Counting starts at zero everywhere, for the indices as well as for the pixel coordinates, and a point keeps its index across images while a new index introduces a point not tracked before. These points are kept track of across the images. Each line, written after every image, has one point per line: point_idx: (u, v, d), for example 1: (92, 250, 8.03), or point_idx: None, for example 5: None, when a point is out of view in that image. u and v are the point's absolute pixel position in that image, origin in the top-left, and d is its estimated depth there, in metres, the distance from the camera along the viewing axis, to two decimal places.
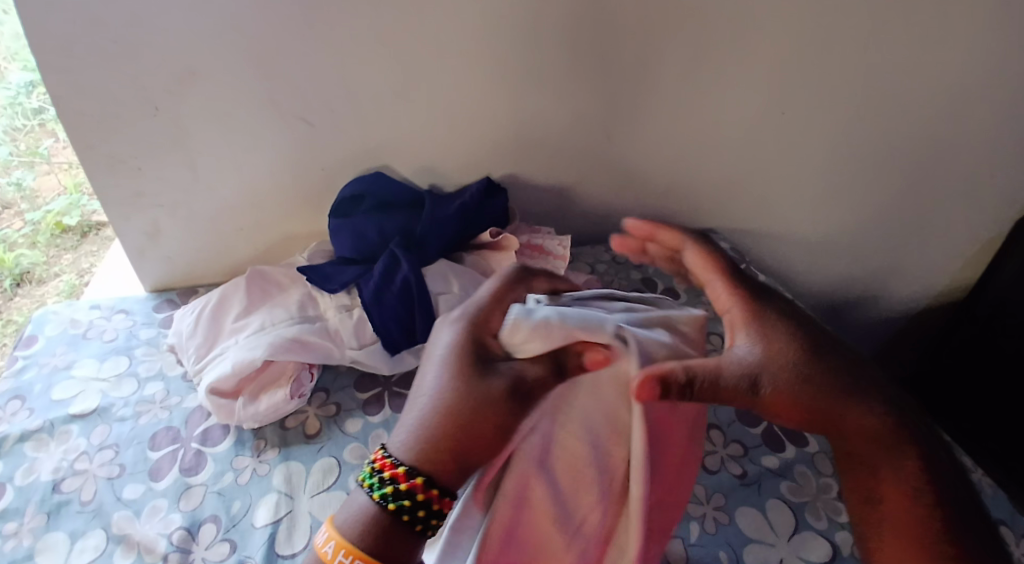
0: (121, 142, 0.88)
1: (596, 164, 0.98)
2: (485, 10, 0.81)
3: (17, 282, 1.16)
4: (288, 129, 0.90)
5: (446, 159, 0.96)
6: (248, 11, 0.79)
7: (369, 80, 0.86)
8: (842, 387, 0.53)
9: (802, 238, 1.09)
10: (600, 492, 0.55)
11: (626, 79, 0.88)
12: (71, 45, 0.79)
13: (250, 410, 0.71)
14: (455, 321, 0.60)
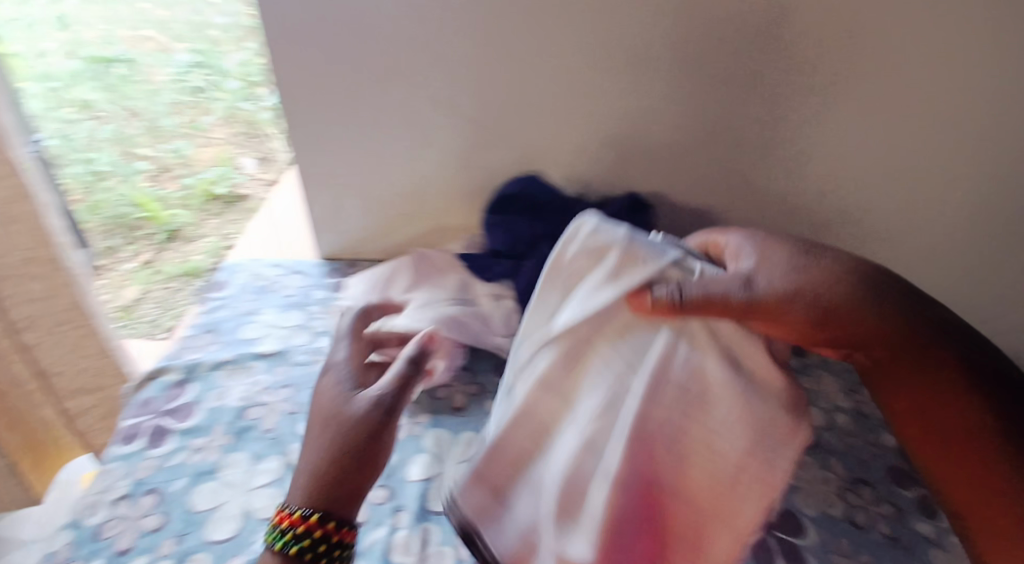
0: (317, 122, 0.98)
1: (749, 198, 0.96)
2: (658, 29, 0.84)
3: None
4: (460, 127, 0.97)
5: (601, 171, 0.99)
6: (444, 13, 0.87)
7: (540, 87, 0.92)
8: (867, 301, 0.60)
9: (975, 306, 0.99)
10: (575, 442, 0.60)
11: (792, 112, 0.87)
12: (297, 38, 0.91)
13: None
14: (336, 362, 0.71)
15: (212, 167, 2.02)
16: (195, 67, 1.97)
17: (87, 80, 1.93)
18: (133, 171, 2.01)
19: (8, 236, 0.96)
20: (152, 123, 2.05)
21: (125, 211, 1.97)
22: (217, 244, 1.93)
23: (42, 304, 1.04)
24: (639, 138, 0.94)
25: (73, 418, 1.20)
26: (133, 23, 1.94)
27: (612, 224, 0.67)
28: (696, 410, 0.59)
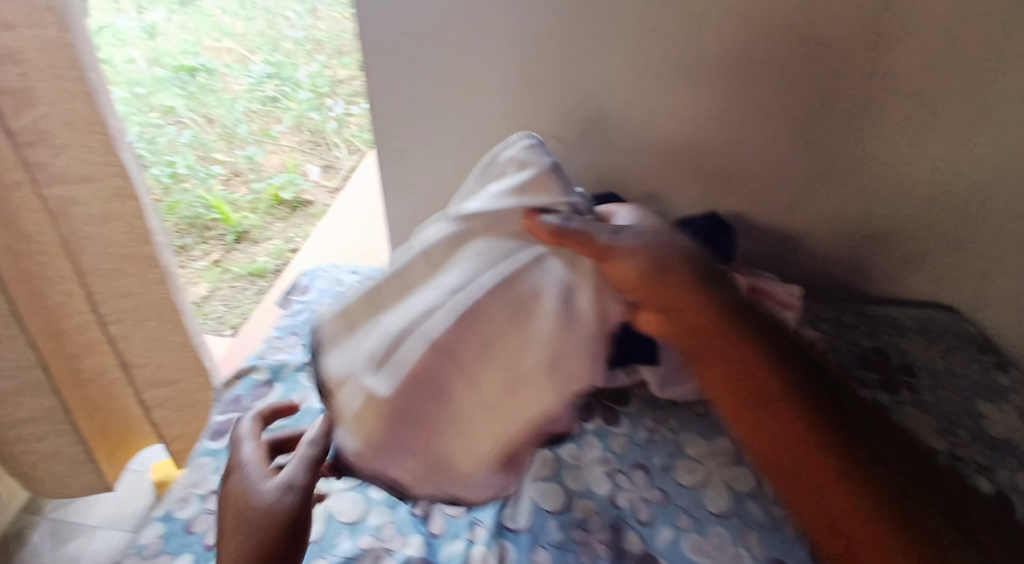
0: (404, 133, 0.99)
1: (828, 223, 0.95)
2: (757, 56, 0.81)
3: (237, 238, 1.87)
4: (543, 146, 0.97)
5: (682, 191, 0.97)
6: (535, 34, 0.85)
7: (627, 109, 0.90)
8: (711, 292, 0.66)
9: None
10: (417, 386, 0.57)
11: (888, 141, 0.84)
12: (391, 53, 0.91)
13: None
14: (248, 436, 0.72)
15: (280, 173, 2.04)
16: (269, 78, 2.29)
17: (170, 86, 2.21)
18: (208, 175, 2.02)
19: (102, 232, 0.94)
20: (228, 132, 2.15)
21: (199, 211, 1.93)
22: (282, 247, 1.85)
23: (136, 299, 1.03)
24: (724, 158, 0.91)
25: (151, 408, 1.16)
26: (216, 38, 2.38)
27: (526, 144, 0.72)
28: (517, 315, 0.60)
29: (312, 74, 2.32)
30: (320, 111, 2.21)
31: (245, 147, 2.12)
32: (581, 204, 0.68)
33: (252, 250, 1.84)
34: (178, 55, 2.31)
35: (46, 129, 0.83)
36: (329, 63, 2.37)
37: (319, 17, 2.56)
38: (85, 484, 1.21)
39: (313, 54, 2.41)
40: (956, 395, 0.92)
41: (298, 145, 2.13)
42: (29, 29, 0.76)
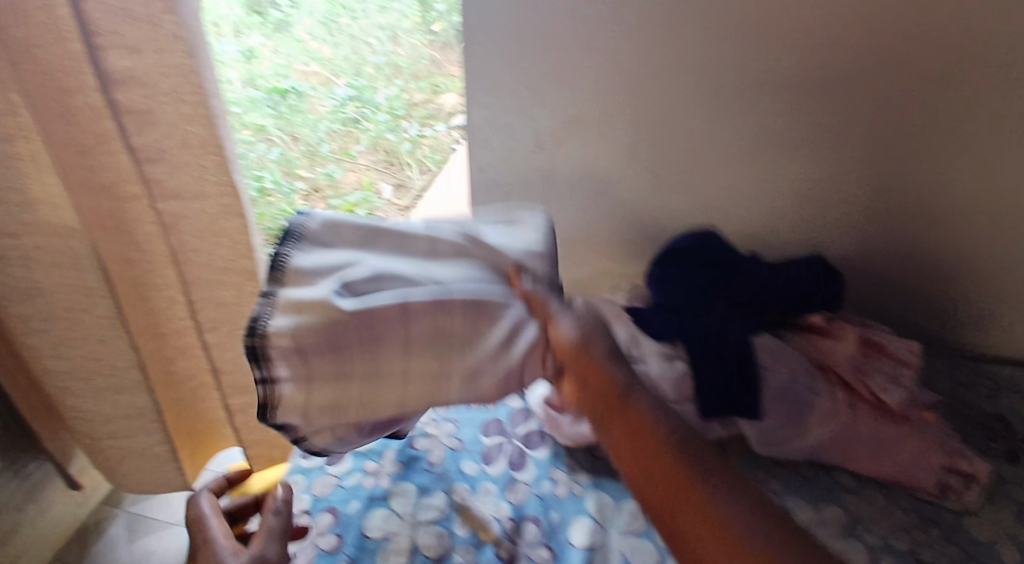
0: (500, 167, 0.99)
1: (924, 265, 0.95)
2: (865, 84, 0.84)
3: None
4: (637, 180, 0.96)
5: (777, 227, 0.96)
6: (645, 66, 0.87)
7: (729, 144, 0.90)
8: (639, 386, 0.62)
9: None
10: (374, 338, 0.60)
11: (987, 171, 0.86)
12: (495, 85, 0.92)
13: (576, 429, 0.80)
14: (213, 511, 0.79)
15: (355, 191, 2.18)
16: (351, 100, 2.32)
17: (264, 108, 2.19)
18: (292, 189, 2.10)
19: (207, 246, 0.98)
20: (311, 150, 2.24)
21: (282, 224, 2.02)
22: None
23: (231, 309, 1.06)
24: (834, 192, 0.92)
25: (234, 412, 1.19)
26: (304, 59, 2.32)
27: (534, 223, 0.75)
28: (476, 320, 0.62)
29: (391, 97, 2.34)
30: (396, 133, 2.29)
31: (325, 166, 2.23)
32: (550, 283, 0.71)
33: None
34: (270, 77, 2.23)
35: (165, 148, 0.88)
36: (406, 86, 2.36)
37: (395, 37, 2.34)
38: (166, 481, 1.24)
39: (393, 80, 2.37)
40: None
41: (374, 164, 2.26)
42: (156, 54, 0.80)
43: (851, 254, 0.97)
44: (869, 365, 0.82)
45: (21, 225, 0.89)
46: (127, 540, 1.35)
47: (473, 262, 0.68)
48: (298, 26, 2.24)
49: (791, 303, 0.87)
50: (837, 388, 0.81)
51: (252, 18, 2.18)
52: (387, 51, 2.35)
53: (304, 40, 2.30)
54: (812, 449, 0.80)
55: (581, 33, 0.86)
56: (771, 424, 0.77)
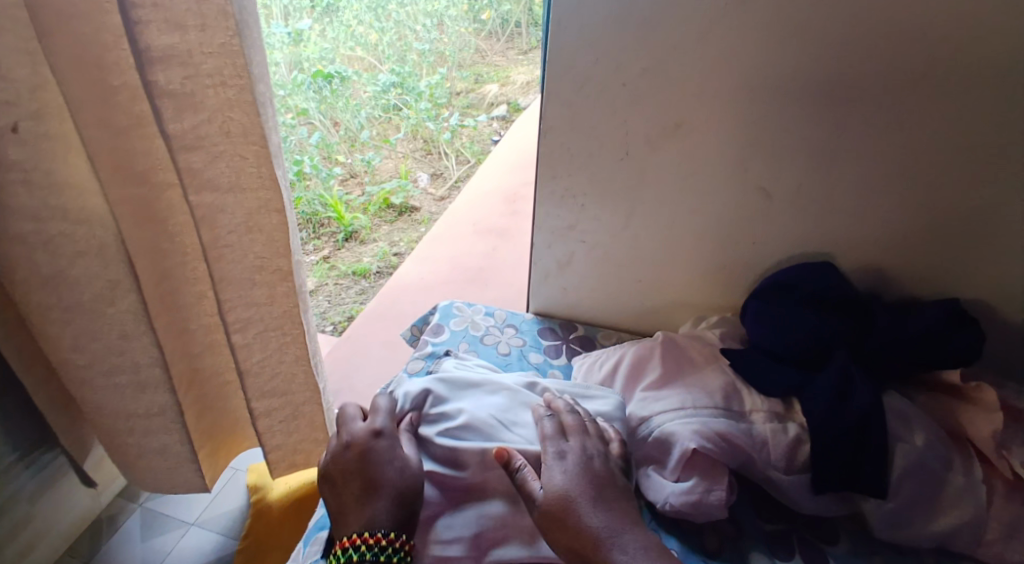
0: (577, 177, 0.89)
1: None
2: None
3: (347, 237, 1.99)
4: (740, 199, 0.84)
5: (897, 262, 0.83)
6: (762, 66, 0.74)
7: (852, 164, 0.78)
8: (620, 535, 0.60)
9: None
10: (374, 452, 0.69)
11: None
12: (585, 83, 0.81)
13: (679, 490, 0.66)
14: None
15: (393, 178, 2.19)
16: (393, 86, 2.21)
17: (308, 91, 2.06)
18: (328, 175, 2.10)
19: (243, 242, 0.87)
20: (350, 136, 2.22)
21: (317, 208, 1.99)
22: (386, 250, 1.98)
23: (263, 310, 0.94)
24: (974, 230, 0.78)
25: (257, 416, 1.03)
26: (349, 44, 2.08)
27: (639, 400, 0.75)
28: None
29: (433, 84, 2.27)
30: (436, 121, 2.31)
31: (364, 152, 2.22)
32: (662, 429, 0.69)
33: (356, 247, 1.98)
34: (313, 60, 2.04)
35: (205, 136, 0.78)
36: (448, 75, 2.31)
37: (440, 24, 2.16)
38: (183, 484, 1.12)
39: (435, 68, 2.28)
40: None
41: (412, 153, 2.30)
42: (201, 32, 0.71)
43: (986, 302, 0.83)
44: (1012, 439, 0.69)
45: (46, 209, 0.79)
46: (141, 537, 1.23)
47: None
48: (347, 11, 1.99)
49: (917, 359, 0.74)
50: (972, 461, 0.69)
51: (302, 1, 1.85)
52: (432, 38, 2.20)
53: (351, 25, 2.04)
54: (943, 537, 0.67)
55: (689, 32, 0.74)
56: (892, 505, 0.66)
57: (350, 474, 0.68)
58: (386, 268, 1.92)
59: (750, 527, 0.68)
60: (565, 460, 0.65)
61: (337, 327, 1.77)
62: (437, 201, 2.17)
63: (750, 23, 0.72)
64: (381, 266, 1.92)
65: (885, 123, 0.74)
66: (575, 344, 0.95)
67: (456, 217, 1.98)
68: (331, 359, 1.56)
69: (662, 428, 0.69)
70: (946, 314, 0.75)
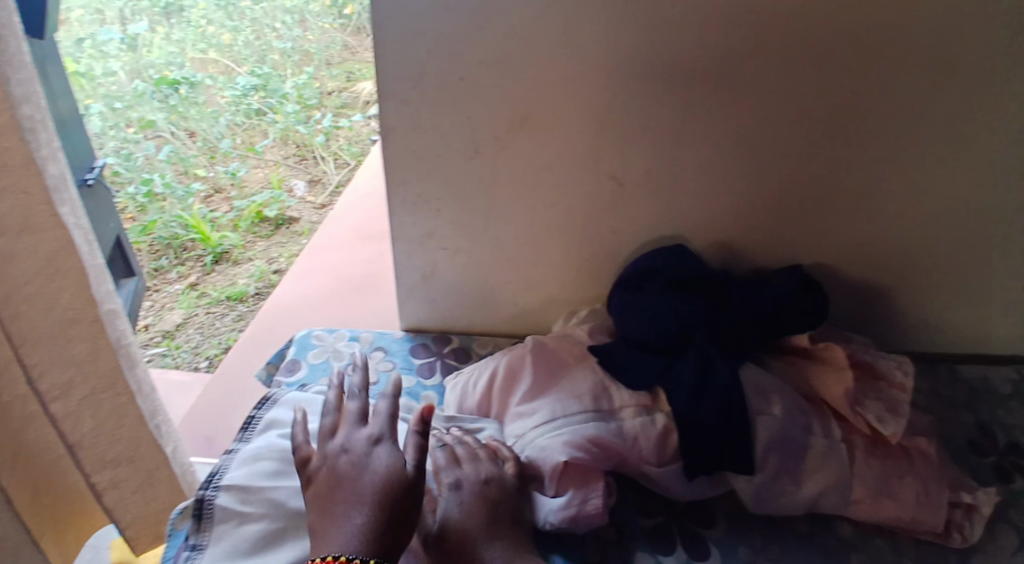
0: (428, 180, 0.83)
1: (898, 272, 0.87)
2: (843, 73, 0.72)
3: (217, 260, 1.82)
4: (594, 188, 0.82)
5: (747, 238, 0.85)
6: (596, 50, 0.72)
7: (695, 144, 0.78)
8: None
9: None
10: (360, 462, 0.58)
11: (965, 166, 0.78)
12: (419, 78, 0.75)
13: (551, 509, 0.63)
14: None
15: (263, 190, 1.98)
16: (255, 89, 2.11)
17: (152, 100, 1.98)
18: (186, 193, 1.92)
19: (45, 293, 0.72)
20: (209, 146, 2.03)
21: (176, 230, 1.82)
22: (262, 268, 1.80)
23: (85, 370, 0.79)
24: (811, 199, 0.82)
25: (102, 491, 0.89)
26: (200, 46, 2.07)
27: (512, 417, 0.72)
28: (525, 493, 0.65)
29: (300, 84, 2.18)
30: (307, 124, 2.15)
31: (227, 164, 2.03)
32: (529, 451, 0.67)
33: (228, 269, 1.81)
34: (160, 65, 2.00)
35: None
36: (316, 74, 2.23)
37: (303, 21, 2.24)
38: None
39: (301, 67, 2.22)
40: None
41: (285, 159, 2.11)
42: None
43: (827, 263, 0.87)
44: (863, 391, 0.72)
45: None
46: None
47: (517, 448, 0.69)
48: (193, 10, 2.07)
49: (772, 328, 0.76)
50: (830, 422, 0.71)
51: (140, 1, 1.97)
52: (296, 35, 2.22)
53: (200, 25, 2.09)
54: (814, 500, 0.68)
55: (521, 21, 0.71)
56: (762, 478, 0.67)
57: (332, 487, 0.55)
58: (265, 289, 1.75)
59: (632, 525, 0.67)
60: (460, 492, 0.62)
61: (212, 361, 1.59)
62: (318, 209, 1.98)
63: (580, 5, 0.70)
64: (259, 288, 1.74)
65: (722, 100, 0.75)
66: (450, 358, 0.89)
67: (336, 225, 1.80)
68: (195, 410, 1.29)
69: (531, 449, 0.67)
70: (791, 278, 0.77)
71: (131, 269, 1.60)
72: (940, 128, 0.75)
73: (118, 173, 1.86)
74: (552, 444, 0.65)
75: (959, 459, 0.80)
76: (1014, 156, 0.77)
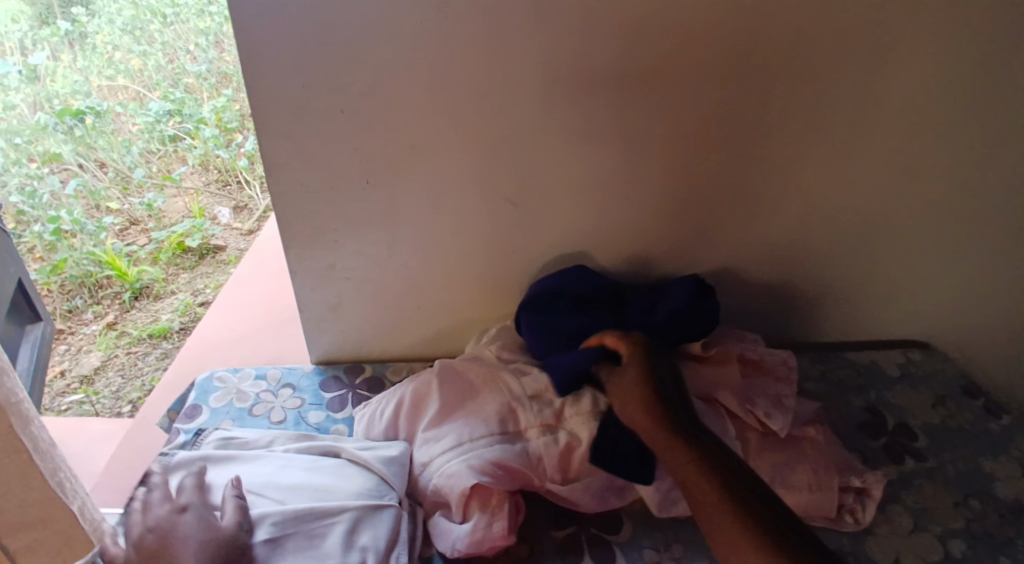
0: (325, 212, 0.83)
1: (786, 269, 0.93)
2: (709, 90, 0.76)
3: (136, 295, 1.75)
4: (491, 210, 0.84)
5: (644, 249, 0.89)
6: (475, 78, 0.74)
7: (581, 162, 0.81)
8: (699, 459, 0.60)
9: (973, 347, 1.03)
10: (180, 536, 0.56)
11: (832, 170, 0.84)
12: (303, 111, 0.75)
13: (457, 536, 0.63)
14: None
15: (184, 219, 1.93)
16: (169, 114, 2.00)
17: (57, 133, 1.83)
18: (98, 227, 1.81)
19: None
20: (122, 176, 1.93)
21: (89, 268, 1.72)
22: (187, 301, 1.73)
23: None
24: (698, 208, 0.86)
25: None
26: (105, 72, 1.97)
27: (421, 446, 0.71)
28: (375, 508, 0.62)
29: (220, 107, 2.07)
30: (228, 148, 2.05)
31: (143, 195, 1.94)
32: (439, 480, 0.66)
33: (150, 305, 1.74)
34: (64, 95, 1.88)
35: None
36: (236, 96, 2.12)
37: (219, 42, 2.15)
38: None
39: (219, 89, 2.12)
40: (963, 455, 0.87)
41: (205, 186, 2.03)
42: None
43: (718, 267, 0.92)
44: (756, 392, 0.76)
45: None
46: None
47: (353, 468, 0.66)
48: (98, 36, 2.00)
49: (666, 338, 0.79)
50: (725, 420, 0.74)
51: (42, 31, 1.91)
52: (212, 56, 2.11)
53: (106, 51, 2.00)
54: None
55: (397, 53, 0.72)
56: (666, 482, 0.68)
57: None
58: (190, 322, 1.69)
59: (543, 538, 0.68)
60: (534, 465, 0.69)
61: (136, 406, 1.53)
62: (245, 235, 1.94)
63: (452, 36, 0.71)
64: (184, 322, 1.68)
65: (604, 123, 0.78)
66: (362, 389, 0.89)
67: (260, 254, 1.75)
68: (112, 463, 1.21)
69: (440, 477, 0.66)
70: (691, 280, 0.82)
71: (35, 314, 1.51)
72: (806, 138, 0.81)
73: (23, 213, 1.75)
74: (459, 470, 0.65)
75: (852, 441, 0.87)
76: (874, 163, 0.84)
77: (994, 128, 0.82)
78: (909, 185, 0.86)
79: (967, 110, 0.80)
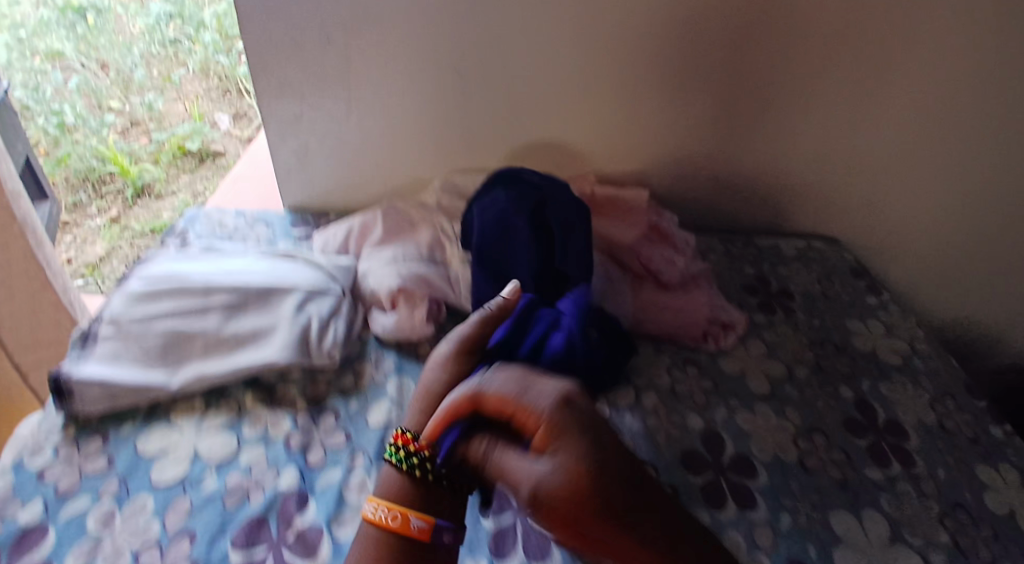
0: (289, 66, 0.96)
1: (707, 164, 1.01)
2: None
3: (139, 193, 1.85)
4: (433, 75, 0.95)
5: (574, 127, 0.99)
6: None
7: (508, 37, 0.91)
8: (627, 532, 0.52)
9: (895, 257, 1.08)
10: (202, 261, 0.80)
11: (738, 68, 0.91)
12: None
13: (385, 321, 0.79)
14: None
15: (184, 123, 1.97)
16: (169, 18, 2.03)
17: (59, 28, 1.99)
18: (101, 125, 1.94)
19: None
20: (123, 77, 2.02)
21: (92, 163, 1.86)
22: (187, 201, 1.83)
23: None
24: (618, 91, 0.95)
25: None
26: None
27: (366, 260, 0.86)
28: (322, 294, 0.78)
29: (219, 13, 2.03)
30: (230, 56, 2.05)
31: (143, 94, 2.02)
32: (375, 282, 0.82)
33: (152, 203, 1.84)
34: None
35: None
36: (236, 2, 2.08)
37: None
38: None
39: None
40: (833, 316, 0.97)
41: (205, 92, 2.05)
42: None
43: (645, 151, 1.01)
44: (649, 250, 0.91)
45: None
46: None
47: (308, 267, 0.81)
48: None
49: None
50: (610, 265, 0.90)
51: None
52: None
53: None
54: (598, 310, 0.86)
55: None
56: None
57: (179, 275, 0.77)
58: None
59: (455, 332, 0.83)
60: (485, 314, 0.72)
61: None
62: (244, 141, 1.94)
63: None
64: None
65: (531, 2, 0.87)
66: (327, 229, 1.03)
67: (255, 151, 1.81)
68: None
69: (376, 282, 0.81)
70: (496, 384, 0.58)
71: (41, 194, 1.65)
72: (714, 30, 0.87)
73: (28, 106, 1.90)
74: (391, 275, 0.80)
75: (742, 283, 1.01)
76: (785, 64, 0.90)
77: (899, 35, 0.85)
78: (815, 85, 0.91)
79: (870, 15, 0.84)
